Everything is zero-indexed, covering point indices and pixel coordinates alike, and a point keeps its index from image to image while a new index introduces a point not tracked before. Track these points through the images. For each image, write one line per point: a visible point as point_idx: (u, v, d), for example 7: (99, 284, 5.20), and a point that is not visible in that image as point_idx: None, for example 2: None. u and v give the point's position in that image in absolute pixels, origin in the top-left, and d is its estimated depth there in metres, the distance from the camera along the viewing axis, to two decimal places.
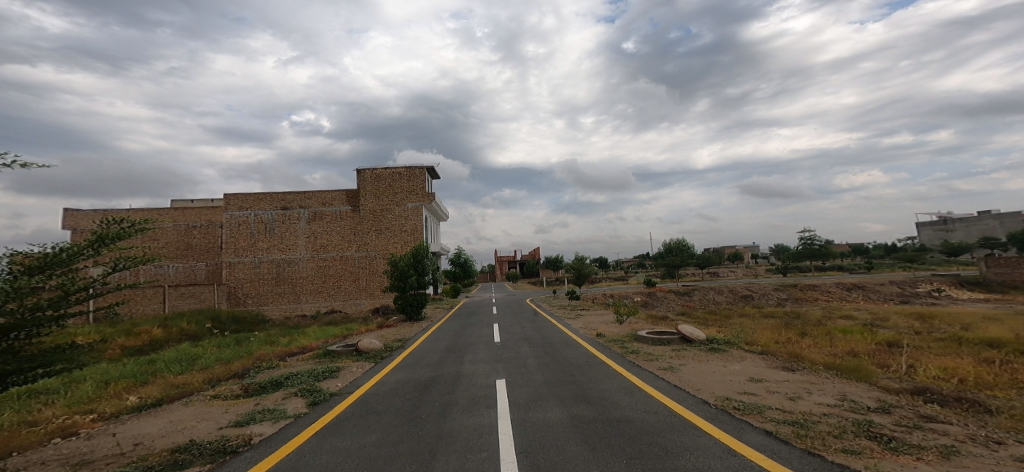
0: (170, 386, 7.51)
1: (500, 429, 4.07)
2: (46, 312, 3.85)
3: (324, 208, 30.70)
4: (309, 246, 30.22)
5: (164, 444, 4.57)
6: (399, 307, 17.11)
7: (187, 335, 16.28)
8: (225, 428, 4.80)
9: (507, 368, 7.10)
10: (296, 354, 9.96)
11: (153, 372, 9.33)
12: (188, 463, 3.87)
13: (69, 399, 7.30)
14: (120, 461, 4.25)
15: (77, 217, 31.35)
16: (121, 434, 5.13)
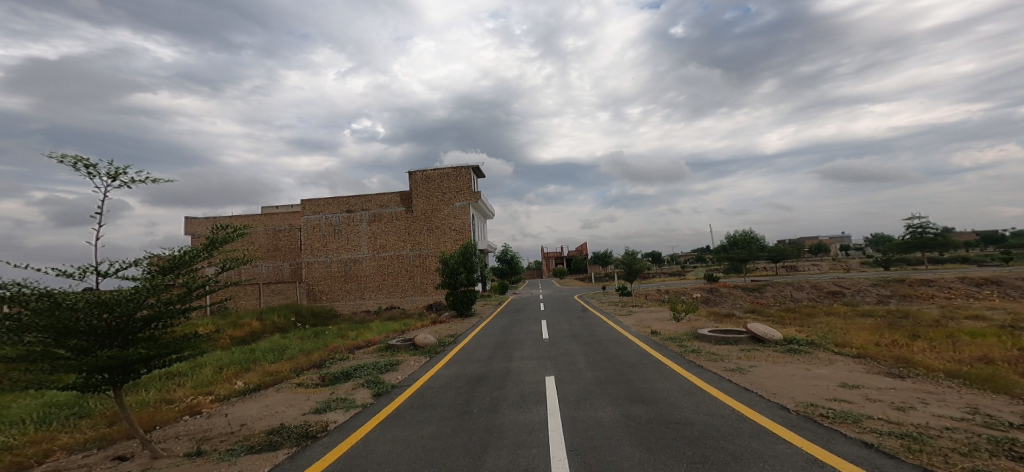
0: (266, 373, 8.44)
1: (551, 426, 4.06)
2: (176, 305, 4.50)
3: (382, 209, 32.44)
4: (370, 246, 32.20)
5: (262, 426, 5.14)
6: (449, 304, 17.56)
7: (278, 327, 18.17)
8: (307, 414, 5.29)
9: (556, 365, 7.03)
10: (361, 348, 10.69)
11: (253, 360, 10.55)
12: (280, 445, 4.32)
13: (194, 382, 8.47)
14: (229, 438, 4.86)
15: (195, 224, 36.14)
16: (231, 414, 5.86)
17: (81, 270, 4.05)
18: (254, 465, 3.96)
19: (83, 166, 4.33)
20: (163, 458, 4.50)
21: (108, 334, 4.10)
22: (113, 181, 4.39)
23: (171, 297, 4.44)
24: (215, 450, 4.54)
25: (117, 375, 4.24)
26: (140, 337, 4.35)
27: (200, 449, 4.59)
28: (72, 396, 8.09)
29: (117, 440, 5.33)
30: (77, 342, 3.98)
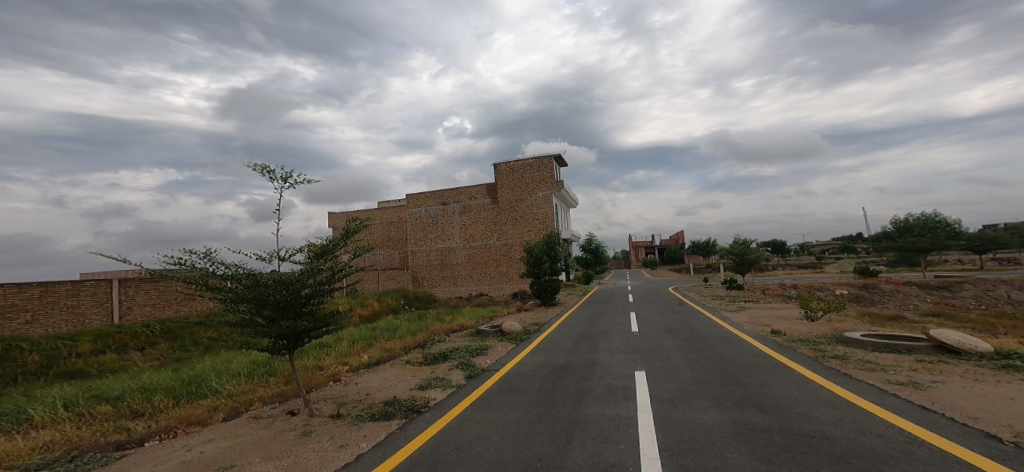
0: (385, 349, 9.52)
1: (642, 422, 3.90)
2: (326, 286, 5.35)
3: (471, 202, 33.74)
4: (462, 236, 33.85)
5: (380, 396, 5.82)
6: (535, 294, 17.58)
7: (391, 308, 20.34)
8: (413, 389, 5.86)
9: (646, 360, 6.68)
10: (456, 331, 11.42)
11: (376, 337, 11.98)
12: (393, 415, 4.86)
13: (338, 353, 9.94)
14: (358, 405, 5.61)
15: (336, 218, 41.85)
16: (360, 384, 6.75)
17: (268, 254, 5.03)
18: (379, 431, 4.52)
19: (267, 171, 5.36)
20: (316, 417, 5.40)
21: (284, 307, 5.03)
22: (283, 183, 5.30)
23: (322, 279, 5.27)
24: (348, 414, 5.28)
25: (289, 343, 5.15)
26: (303, 311, 5.21)
27: (337, 413, 5.37)
28: (265, 355, 9.95)
29: (291, 397, 6.52)
30: (267, 313, 4.95)
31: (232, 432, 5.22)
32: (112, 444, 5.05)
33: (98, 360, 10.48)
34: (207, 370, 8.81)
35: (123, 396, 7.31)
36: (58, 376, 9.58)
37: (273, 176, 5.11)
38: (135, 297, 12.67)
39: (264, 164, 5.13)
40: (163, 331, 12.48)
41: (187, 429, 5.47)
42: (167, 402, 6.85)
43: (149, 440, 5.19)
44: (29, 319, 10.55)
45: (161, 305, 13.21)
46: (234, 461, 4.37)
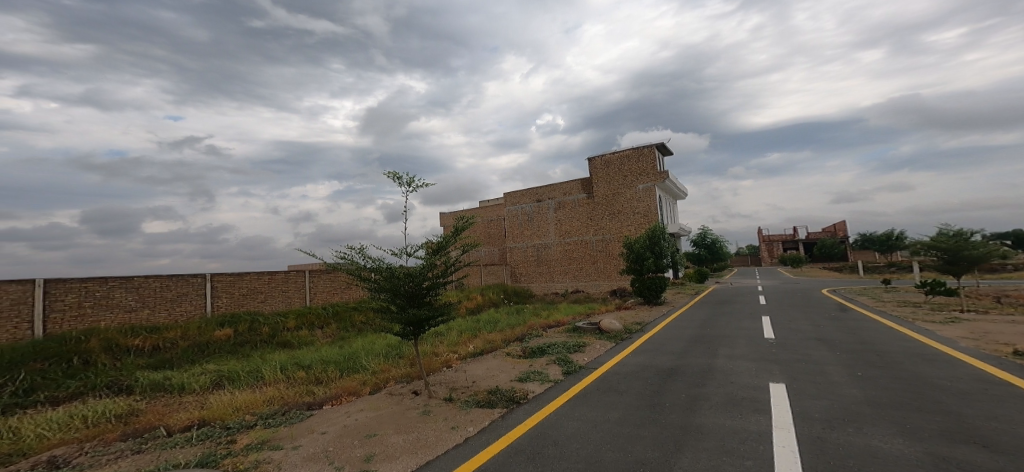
0: (486, 340, 9.98)
1: (775, 440, 3.50)
2: (441, 279, 5.84)
3: (566, 197, 33.52)
4: (558, 232, 33.80)
5: (484, 385, 6.13)
6: (637, 291, 16.76)
7: (492, 302, 21.27)
8: (513, 381, 6.06)
9: (789, 372, 5.94)
10: (552, 326, 11.50)
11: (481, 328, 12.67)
12: (495, 404, 5.09)
13: (449, 341, 10.76)
14: (467, 391, 6.00)
15: (445, 218, 45.21)
16: (467, 372, 7.19)
17: (399, 250, 5.78)
18: (482, 417, 4.78)
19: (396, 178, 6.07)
20: (434, 398, 5.92)
21: (412, 297, 5.62)
22: (409, 188, 5.99)
23: (437, 272, 5.77)
24: (456, 399, 5.68)
25: (415, 329, 5.72)
26: (424, 302, 5.73)
27: (449, 396, 5.81)
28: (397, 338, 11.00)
29: (416, 378, 7.23)
30: (398, 302, 5.61)
31: (376, 405, 6.07)
32: (304, 404, 6.29)
33: (294, 334, 12.90)
34: (359, 348, 10.18)
35: (311, 365, 8.90)
36: (273, 345, 12.09)
37: (400, 183, 5.81)
38: (318, 285, 15.40)
39: (392, 172, 5.80)
40: (332, 314, 14.71)
41: (348, 397, 6.50)
42: (335, 374, 8.12)
43: (325, 404, 6.31)
44: (263, 299, 13.59)
45: (333, 292, 15.84)
46: (375, 431, 5.07)
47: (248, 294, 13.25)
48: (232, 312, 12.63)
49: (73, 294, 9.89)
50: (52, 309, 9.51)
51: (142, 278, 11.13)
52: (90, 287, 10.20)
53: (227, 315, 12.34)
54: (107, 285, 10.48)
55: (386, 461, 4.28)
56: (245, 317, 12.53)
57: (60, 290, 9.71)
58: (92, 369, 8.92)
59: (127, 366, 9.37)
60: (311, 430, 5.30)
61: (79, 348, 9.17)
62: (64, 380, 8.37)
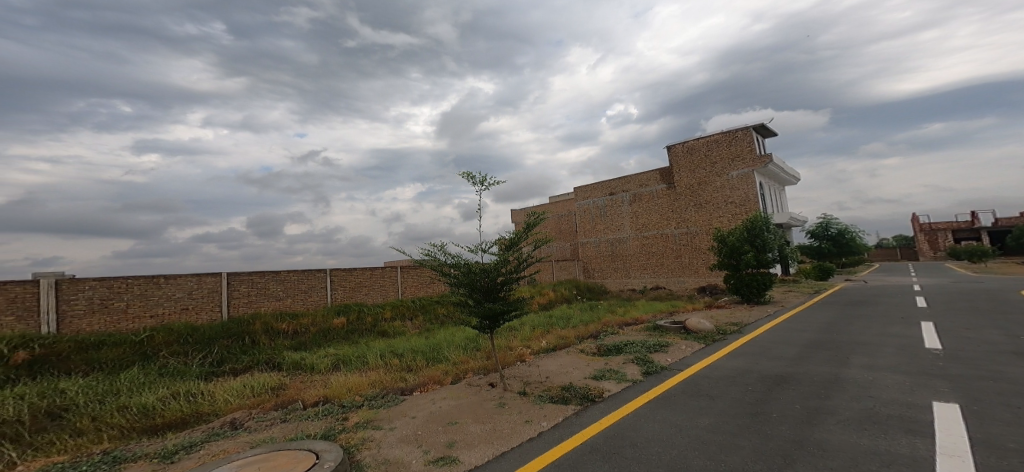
0: (559, 337, 9.90)
1: (936, 468, 3.02)
2: (514, 274, 5.91)
3: (643, 189, 32.14)
4: (633, 226, 32.59)
5: (557, 381, 6.09)
6: (731, 290, 15.80)
7: (564, 297, 21.14)
8: (587, 378, 5.94)
9: (965, 392, 5.03)
10: (630, 324, 11.07)
11: (554, 323, 12.69)
12: (569, 401, 5.03)
13: (522, 336, 10.86)
14: (540, 386, 5.99)
15: (517, 214, 45.79)
16: (541, 367, 7.20)
17: (475, 247, 6.00)
18: (554, 413, 4.75)
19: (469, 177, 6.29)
20: (509, 391, 6.01)
21: (488, 291, 5.78)
22: (482, 187, 6.18)
23: (510, 268, 5.85)
24: (528, 394, 5.70)
25: (492, 323, 5.86)
26: (499, 297, 5.84)
27: (523, 390, 5.86)
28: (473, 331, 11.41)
29: (492, 371, 7.41)
30: (475, 296, 5.81)
31: (456, 394, 6.34)
32: (398, 389, 6.80)
33: (391, 324, 13.95)
34: (441, 340, 10.70)
35: (403, 353, 9.55)
36: (374, 333, 13.28)
37: (474, 183, 6.03)
38: (409, 279, 16.41)
39: (467, 172, 6.04)
40: (420, 306, 15.52)
41: (432, 386, 6.87)
42: (422, 362, 8.65)
43: (415, 390, 6.76)
44: (367, 291, 15.02)
45: (420, 285, 16.70)
46: (456, 419, 5.29)
47: (357, 287, 14.75)
48: (346, 303, 14.20)
49: (245, 285, 12.21)
50: (234, 296, 11.93)
51: (286, 271, 13.09)
52: (255, 279, 12.44)
53: (341, 305, 13.88)
54: (265, 277, 12.64)
55: (466, 449, 4.44)
56: (354, 307, 13.97)
57: (236, 281, 12.05)
58: (252, 348, 10.96)
59: (273, 347, 11.23)
60: (403, 413, 5.72)
61: (249, 329, 11.38)
62: (238, 356, 10.43)
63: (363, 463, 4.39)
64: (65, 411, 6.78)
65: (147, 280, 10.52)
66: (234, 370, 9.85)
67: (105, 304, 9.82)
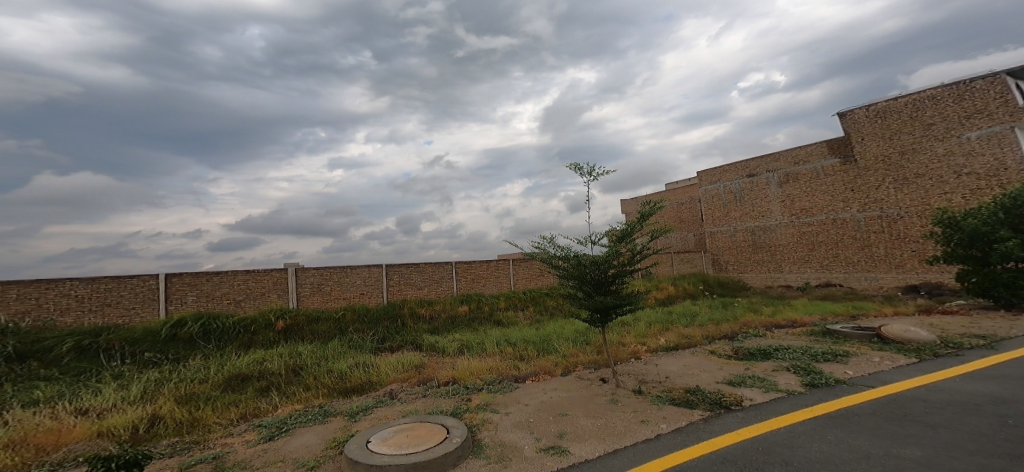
0: (681, 335, 9.22)
1: None
2: (627, 267, 5.67)
3: (801, 166, 25.60)
4: (786, 210, 26.14)
5: (681, 382, 5.68)
6: (971, 290, 12.18)
7: (688, 293, 19.64)
8: (721, 383, 5.42)
9: None
10: (783, 327, 9.88)
11: (672, 321, 11.88)
12: (695, 405, 4.67)
13: (637, 332, 10.36)
14: (658, 386, 5.65)
15: (627, 204, 43.88)
16: (660, 366, 6.79)
17: (583, 239, 5.93)
18: (675, 417, 4.43)
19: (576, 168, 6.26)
20: (622, 388, 5.79)
21: (598, 284, 5.65)
22: (590, 177, 6.07)
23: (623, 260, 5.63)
24: (646, 393, 5.41)
25: (602, 317, 5.72)
26: (610, 290, 5.68)
27: (638, 389, 5.59)
28: (584, 324, 11.33)
29: (603, 366, 7.24)
30: (585, 289, 5.71)
31: (567, 385, 6.33)
32: (512, 376, 7.06)
33: (505, 314, 14.53)
34: (552, 331, 10.83)
35: (516, 343, 9.88)
36: (491, 322, 13.98)
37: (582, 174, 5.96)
38: (520, 271, 16.89)
39: (575, 164, 5.99)
40: (530, 298, 15.86)
41: (544, 376, 6.97)
42: (533, 352, 8.84)
43: (527, 379, 6.92)
44: (484, 283, 15.91)
45: (530, 277, 17.07)
46: (567, 411, 5.27)
47: (476, 279, 15.71)
48: (467, 293, 15.25)
49: (397, 275, 14.11)
50: (392, 284, 13.90)
51: (423, 264, 14.65)
52: (403, 270, 14.25)
53: (464, 295, 14.92)
54: (408, 268, 14.35)
55: (576, 441, 4.40)
56: (474, 297, 14.88)
57: (393, 272, 14.02)
58: (402, 330, 12.56)
59: (416, 330, 12.66)
60: (517, 400, 5.90)
61: (400, 313, 13.06)
62: (395, 335, 12.08)
63: (483, 442, 4.64)
64: (300, 370, 8.41)
65: (339, 269, 13.03)
66: (392, 347, 11.35)
67: (320, 287, 12.67)
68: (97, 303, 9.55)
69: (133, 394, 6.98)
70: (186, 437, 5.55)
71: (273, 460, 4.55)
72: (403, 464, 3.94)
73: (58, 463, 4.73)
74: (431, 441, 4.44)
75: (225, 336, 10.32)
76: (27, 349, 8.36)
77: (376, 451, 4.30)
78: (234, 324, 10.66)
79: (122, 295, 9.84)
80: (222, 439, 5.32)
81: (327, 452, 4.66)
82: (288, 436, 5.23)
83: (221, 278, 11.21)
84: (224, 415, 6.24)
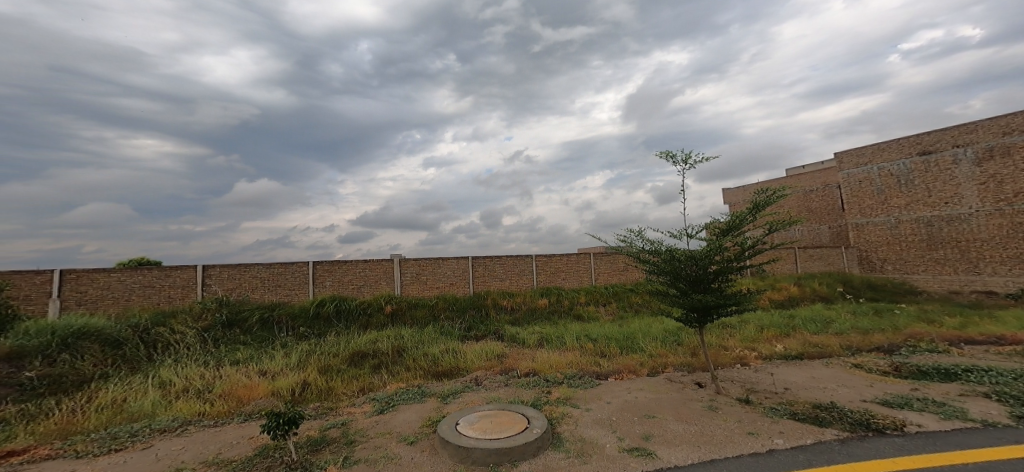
0: (808, 342, 8.19)
1: None
2: (733, 263, 5.20)
3: (1014, 136, 17.09)
4: (988, 195, 17.79)
5: (808, 397, 5.15)
6: None
7: (821, 297, 16.37)
8: (871, 403, 4.86)
9: None
10: (976, 343, 8.50)
11: (795, 327, 10.06)
12: (828, 423, 4.23)
13: (743, 336, 9.04)
14: (771, 397, 5.17)
15: None
16: (777, 376, 6.18)
17: (677, 232, 5.59)
18: (801, 433, 4.05)
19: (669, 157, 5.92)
20: (723, 395, 5.37)
21: (695, 281, 5.28)
22: (685, 165, 5.71)
23: (728, 255, 5.17)
24: (760, 403, 4.99)
25: (701, 316, 5.36)
26: (712, 288, 5.28)
27: (745, 398, 5.16)
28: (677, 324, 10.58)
29: (698, 369, 6.79)
30: (680, 286, 5.37)
31: (654, 387, 6.04)
32: (594, 373, 6.92)
33: (585, 309, 14.31)
34: (637, 329, 10.37)
35: (597, 339, 9.65)
36: (570, 316, 13.84)
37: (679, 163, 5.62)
38: (602, 266, 16.44)
39: (669, 152, 5.73)
40: (613, 293, 15.38)
41: (627, 375, 6.71)
42: (616, 350, 8.57)
43: (609, 377, 6.74)
44: (565, 276, 15.77)
45: (613, 273, 16.55)
46: (654, 413, 5.02)
47: (556, 272, 15.65)
48: (547, 287, 15.29)
49: (482, 267, 14.57)
50: (477, 276, 14.45)
51: (504, 256, 14.95)
52: (488, 262, 14.69)
53: (543, 289, 14.99)
54: (491, 261, 14.76)
55: (664, 445, 4.18)
56: (553, 292, 14.86)
57: (478, 264, 14.53)
58: (485, 320, 12.99)
59: (498, 320, 13.00)
60: (599, 397, 5.75)
61: (481, 304, 13.55)
62: (479, 325, 12.49)
63: (563, 436, 4.61)
64: (403, 352, 9.09)
65: (433, 260, 13.94)
66: (476, 336, 11.68)
67: (420, 278, 13.72)
68: (271, 284, 12.02)
69: (289, 362, 8.14)
70: (322, 403, 6.33)
71: (382, 432, 4.98)
72: (486, 448, 4.07)
73: (249, 414, 5.75)
74: (513, 430, 4.51)
75: (350, 317, 11.68)
76: (231, 316, 10.55)
77: (464, 433, 4.49)
78: (357, 306, 12.04)
79: (288, 278, 12.18)
80: (349, 408, 5.96)
81: (423, 430, 4.99)
82: (394, 411, 5.69)
83: (347, 267, 12.94)
84: (349, 387, 7.02)
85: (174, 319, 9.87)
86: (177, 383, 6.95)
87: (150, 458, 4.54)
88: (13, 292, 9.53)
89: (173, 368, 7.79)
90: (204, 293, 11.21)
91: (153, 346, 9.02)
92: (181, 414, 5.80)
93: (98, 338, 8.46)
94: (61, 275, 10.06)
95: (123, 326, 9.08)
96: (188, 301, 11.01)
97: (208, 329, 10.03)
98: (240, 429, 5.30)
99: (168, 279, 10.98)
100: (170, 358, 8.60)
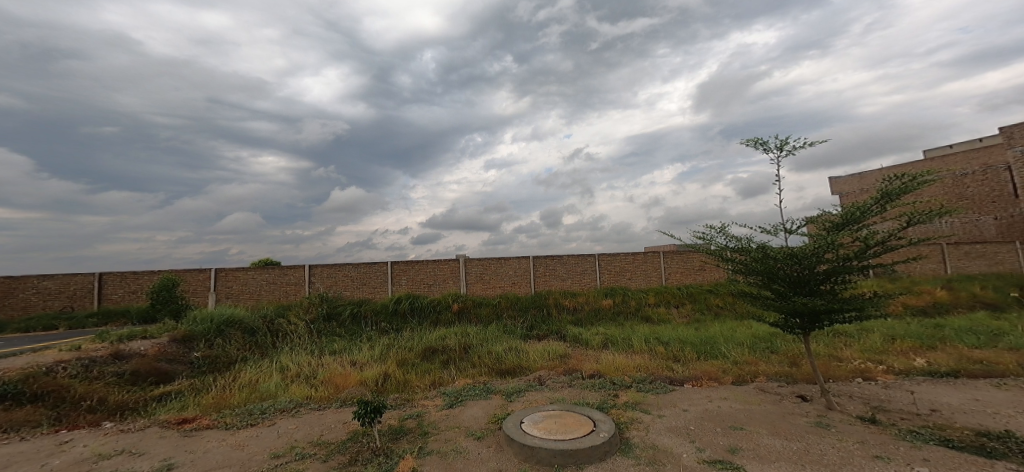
0: (965, 358, 6.96)
1: None
2: (853, 262, 4.56)
3: None
4: None
5: (965, 423, 4.46)
6: None
7: (984, 302, 13.20)
8: None
9: None
10: None
11: (941, 339, 8.29)
12: (999, 455, 3.63)
13: (863, 345, 7.87)
14: (908, 420, 4.55)
15: None
16: (918, 395, 5.38)
17: (772, 228, 5.08)
18: (955, 463, 3.52)
19: (760, 144, 5.40)
20: (837, 412, 4.80)
21: (797, 283, 4.79)
22: (779, 152, 5.16)
23: (847, 253, 4.53)
24: (895, 425, 4.41)
25: (807, 322, 4.84)
26: (824, 290, 4.75)
27: (869, 417, 4.59)
28: (768, 330, 9.55)
29: (801, 381, 6.15)
30: (777, 287, 4.93)
31: (744, 397, 5.54)
32: (667, 378, 6.55)
33: (655, 310, 13.48)
34: (717, 334, 9.63)
35: (669, 342, 9.16)
36: (638, 317, 13.11)
37: (776, 151, 5.14)
38: (674, 265, 15.57)
39: (756, 140, 5.26)
40: (687, 294, 14.40)
41: (708, 382, 6.28)
42: (692, 355, 8.05)
43: (685, 383, 6.35)
44: (631, 276, 15.23)
45: (687, 272, 15.62)
46: (742, 425, 4.62)
47: (621, 272, 15.19)
48: (612, 286, 14.84)
49: (542, 266, 14.71)
50: (537, 275, 14.65)
51: (567, 255, 14.85)
52: (549, 261, 14.76)
53: (607, 288, 14.54)
54: (552, 260, 14.78)
55: (757, 461, 3.83)
56: (619, 291, 14.35)
57: (539, 264, 14.67)
58: (548, 319, 12.78)
59: (560, 320, 12.72)
60: (674, 404, 5.43)
61: (543, 303, 13.41)
62: (541, 325, 12.32)
63: (632, 442, 4.41)
64: (469, 349, 9.33)
65: (495, 260, 14.37)
66: (538, 335, 11.55)
67: (483, 277, 14.26)
68: (359, 282, 13.58)
69: (373, 354, 8.76)
70: (400, 394, 6.69)
71: (451, 426, 5.12)
72: (551, 448, 4.02)
73: (344, 401, 6.25)
74: (579, 432, 4.40)
75: (422, 314, 12.22)
76: (330, 311, 11.61)
77: (529, 432, 4.48)
78: (428, 303, 12.61)
79: (372, 277, 13.62)
80: (422, 400, 6.23)
81: (490, 426, 5.05)
82: (463, 406, 5.84)
83: (419, 266, 13.97)
84: (422, 380, 7.35)
85: (291, 312, 11.08)
86: (292, 369, 7.76)
87: (273, 435, 5.07)
88: (188, 286, 13.14)
89: (290, 355, 8.70)
90: (311, 289, 13.32)
91: (275, 334, 10.11)
92: (295, 396, 6.46)
93: (239, 327, 9.73)
94: (217, 273, 13.33)
95: (256, 317, 10.38)
96: (300, 295, 13.33)
97: (314, 321, 11.08)
98: (338, 414, 5.77)
99: (286, 276, 13.35)
100: (288, 347, 9.52)
